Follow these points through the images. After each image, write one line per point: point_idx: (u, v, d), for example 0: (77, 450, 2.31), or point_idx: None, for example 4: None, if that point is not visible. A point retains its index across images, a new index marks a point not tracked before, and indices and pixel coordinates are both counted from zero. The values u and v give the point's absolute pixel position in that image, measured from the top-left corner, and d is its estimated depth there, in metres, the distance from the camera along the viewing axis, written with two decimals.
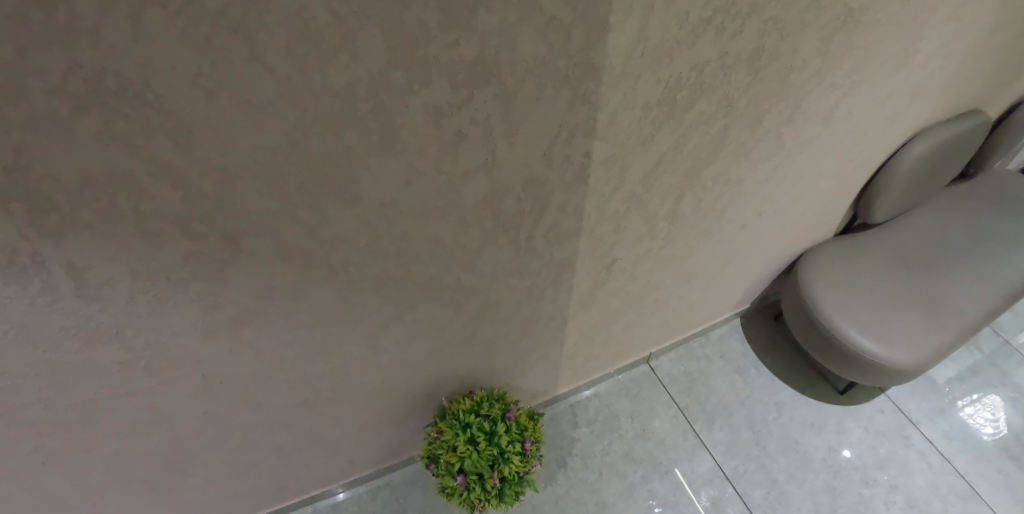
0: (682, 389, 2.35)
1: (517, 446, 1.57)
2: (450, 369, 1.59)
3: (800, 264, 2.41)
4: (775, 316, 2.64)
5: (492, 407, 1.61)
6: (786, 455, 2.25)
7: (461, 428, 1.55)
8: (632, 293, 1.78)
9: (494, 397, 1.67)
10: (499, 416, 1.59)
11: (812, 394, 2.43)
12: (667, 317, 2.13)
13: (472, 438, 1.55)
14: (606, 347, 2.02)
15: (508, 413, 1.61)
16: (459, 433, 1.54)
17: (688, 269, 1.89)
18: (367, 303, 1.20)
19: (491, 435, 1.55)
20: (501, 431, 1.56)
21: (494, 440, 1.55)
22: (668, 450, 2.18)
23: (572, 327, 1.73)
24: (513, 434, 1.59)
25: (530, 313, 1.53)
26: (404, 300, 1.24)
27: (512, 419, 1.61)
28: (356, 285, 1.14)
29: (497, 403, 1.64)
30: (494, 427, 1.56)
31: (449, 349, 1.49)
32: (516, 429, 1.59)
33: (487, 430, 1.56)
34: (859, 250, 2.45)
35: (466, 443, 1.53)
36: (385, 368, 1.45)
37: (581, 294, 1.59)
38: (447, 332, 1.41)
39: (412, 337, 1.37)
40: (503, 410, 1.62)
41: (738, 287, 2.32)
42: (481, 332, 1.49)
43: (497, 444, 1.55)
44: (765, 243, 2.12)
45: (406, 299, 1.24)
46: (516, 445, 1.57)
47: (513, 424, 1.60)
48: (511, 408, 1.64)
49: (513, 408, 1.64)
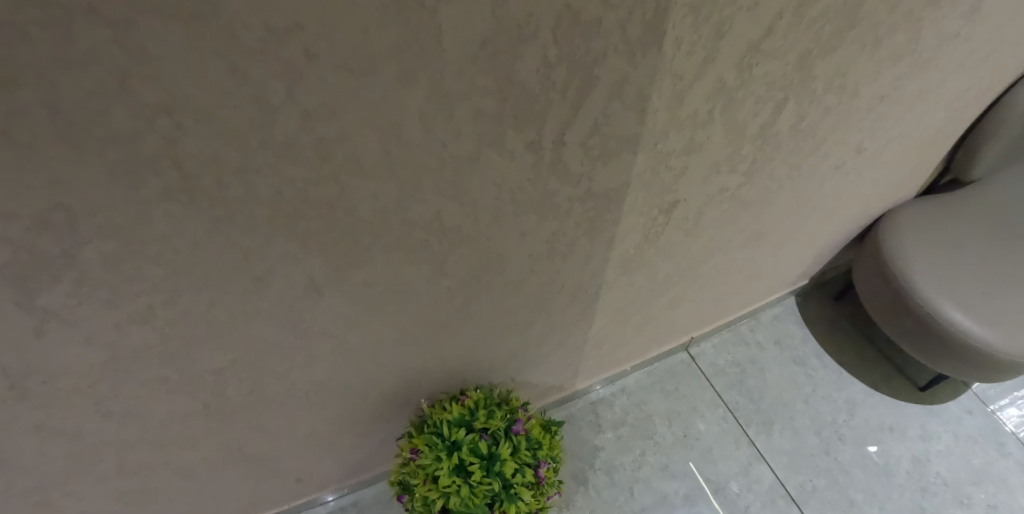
0: (732, 384, 1.78)
1: (527, 477, 1.03)
2: (426, 365, 1.05)
3: (880, 226, 1.86)
4: (835, 295, 2.10)
5: (492, 417, 1.06)
6: (863, 468, 1.72)
7: (445, 451, 1.01)
8: (689, 255, 1.25)
9: (494, 401, 1.12)
10: (502, 432, 1.04)
11: (887, 390, 1.90)
12: (716, 296, 1.59)
13: (461, 466, 1.00)
14: (644, 332, 1.49)
15: (515, 425, 1.07)
16: (442, 459, 1.00)
17: (761, 223, 1.35)
18: (267, 250, 0.67)
19: (489, 461, 1.01)
20: (505, 454, 1.01)
21: (495, 468, 1.00)
22: (717, 462, 1.62)
23: (605, 302, 1.20)
24: (522, 458, 1.04)
25: (549, 280, 0.99)
26: (335, 247, 0.70)
27: (521, 434, 1.06)
28: (237, 208, 0.61)
29: (498, 410, 1.09)
30: (494, 449, 1.02)
31: (422, 334, 0.95)
32: (526, 451, 1.05)
33: (484, 454, 1.01)
34: (957, 205, 1.87)
35: (452, 474, 0.99)
36: (323, 367, 0.91)
37: (625, 250, 1.06)
38: (418, 307, 0.88)
39: (357, 316, 0.83)
40: (507, 421, 1.07)
41: (804, 254, 1.77)
42: (475, 306, 0.95)
43: (499, 475, 1.00)
44: (852, 192, 1.57)
45: (340, 246, 0.70)
46: (527, 476, 1.03)
47: (522, 442, 1.05)
48: (519, 417, 1.09)
49: (522, 417, 1.09)
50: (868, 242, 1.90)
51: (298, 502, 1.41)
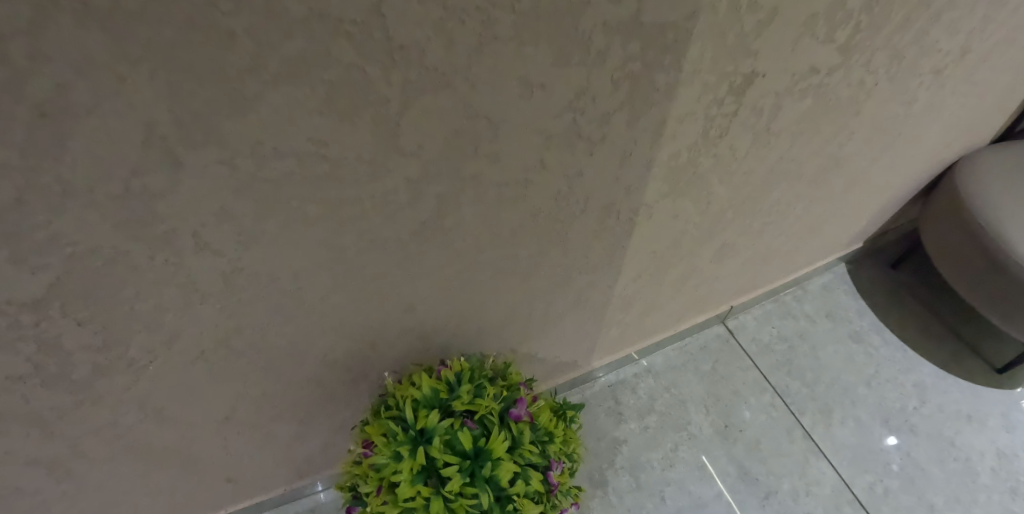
0: (780, 364, 1.44)
1: (532, 485, 0.70)
2: (382, 321, 0.72)
3: (964, 168, 1.45)
4: (892, 263, 1.74)
5: (479, 397, 0.73)
6: (942, 466, 1.38)
7: (409, 445, 0.68)
8: (753, 180, 0.91)
9: (483, 374, 0.79)
10: (494, 418, 0.71)
11: (962, 372, 1.55)
12: (766, 253, 1.24)
13: (432, 469, 0.68)
14: (679, 298, 1.14)
15: (513, 409, 0.74)
16: (405, 457, 0.67)
17: (839, 141, 1.01)
18: (35, 38, 0.35)
19: (474, 461, 0.68)
20: (498, 452, 0.68)
21: (482, 474, 0.67)
22: (767, 460, 1.29)
23: (643, 245, 0.86)
24: (524, 457, 0.71)
25: (565, 190, 0.65)
26: (179, 51, 0.38)
27: (522, 422, 0.73)
28: None
29: (489, 386, 0.76)
30: (482, 444, 0.69)
31: (365, 266, 0.61)
32: (530, 447, 0.72)
33: (467, 451, 0.68)
34: None
35: (419, 480, 0.66)
36: (212, 310, 0.59)
37: (675, 152, 0.71)
38: (354, 214, 0.54)
39: (247, 216, 0.50)
40: (502, 403, 0.74)
41: (871, 206, 1.43)
42: (449, 225, 0.61)
43: (488, 482, 0.67)
44: (943, 118, 1.22)
45: (181, 49, 0.38)
46: (531, 484, 0.70)
47: (523, 434, 0.72)
48: (519, 397, 0.76)
49: (524, 398, 0.76)
50: (938, 196, 1.51)
51: (286, 491, 1.12)
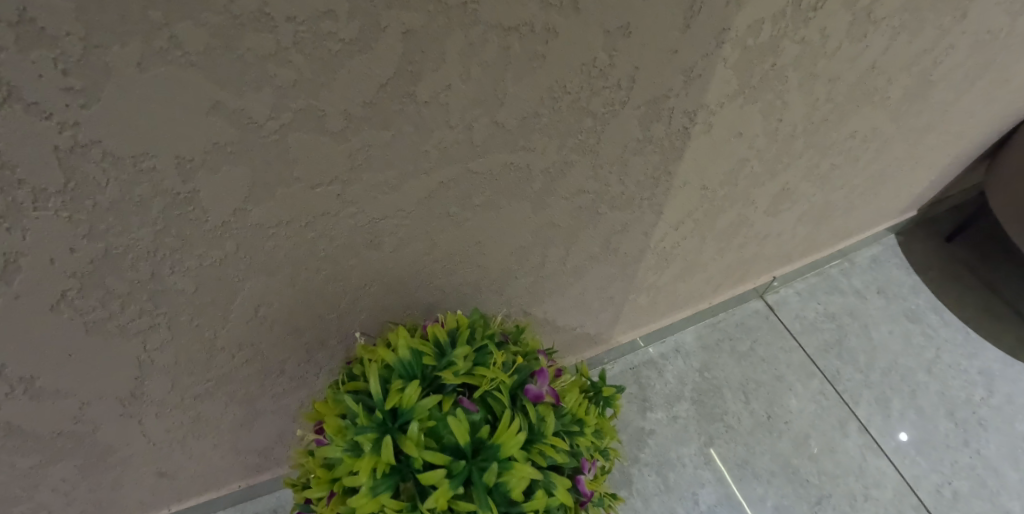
0: (830, 345, 1.22)
1: (558, 499, 0.48)
2: (332, 263, 0.50)
3: None
4: (946, 236, 1.42)
5: (481, 366, 0.52)
6: (1017, 467, 1.11)
7: (375, 435, 0.47)
8: (836, 96, 0.70)
9: (489, 335, 0.57)
10: (502, 398, 0.50)
11: None
12: (825, 208, 1.03)
13: (407, 471, 0.46)
14: (722, 258, 0.94)
15: (530, 386, 0.53)
16: (366, 453, 0.46)
17: (934, 55, 0.78)
18: None
19: (474, 461, 0.46)
20: (509, 450, 0.47)
21: (484, 481, 0.45)
22: (818, 457, 1.07)
23: (698, 170, 0.65)
24: (546, 456, 0.50)
25: (602, 60, 0.44)
26: None
27: (543, 404, 0.53)
28: None
29: (497, 353, 0.54)
30: (483, 436, 0.47)
31: (298, 160, 0.39)
32: (554, 442, 0.50)
33: (462, 446, 0.47)
34: None
35: (385, 487, 0.45)
36: (58, 222, 0.37)
37: (753, 23, 0.50)
38: (265, 55, 0.33)
39: (72, 40, 0.29)
40: (514, 376, 0.53)
41: (941, 163, 1.20)
42: (429, 97, 0.39)
43: (492, 493, 0.46)
44: None
45: None
46: (554, 496, 0.48)
47: (546, 422, 0.51)
48: (538, 370, 0.55)
49: (545, 371, 0.55)
50: (1016, 147, 1.21)
51: (246, 486, 0.89)
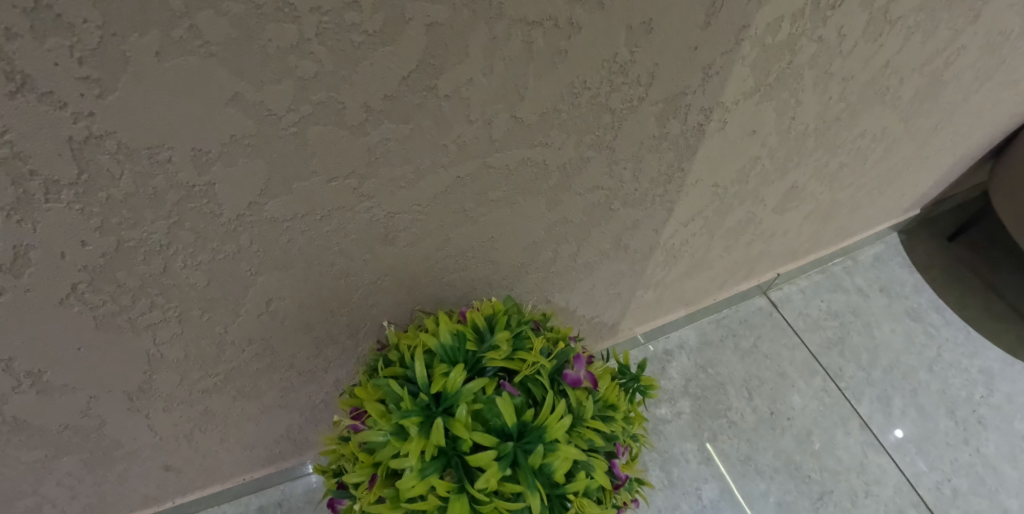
0: (833, 343, 1.22)
1: (597, 481, 0.48)
2: (345, 257, 0.49)
3: None
4: (948, 236, 1.42)
5: (521, 351, 0.51)
6: (1016, 464, 1.11)
7: (420, 417, 0.46)
8: (849, 96, 0.70)
9: (524, 322, 0.57)
10: (543, 382, 0.50)
11: None
12: (831, 207, 1.02)
13: (452, 454, 0.46)
14: (729, 255, 0.94)
15: (568, 370, 0.53)
16: (413, 436, 0.45)
17: (945, 57, 0.77)
18: None
19: (519, 443, 0.46)
20: (555, 433, 0.46)
21: (530, 463, 0.45)
22: (819, 454, 1.07)
23: (710, 167, 0.64)
24: (586, 439, 0.50)
25: (624, 56, 0.43)
26: None
27: (581, 389, 0.52)
28: None
29: (534, 339, 0.54)
30: (528, 418, 0.47)
31: (316, 153, 0.38)
32: (594, 425, 0.50)
33: (508, 428, 0.46)
34: None
35: (432, 470, 0.44)
36: (70, 214, 0.36)
37: (773, 21, 0.49)
38: (288, 47, 0.32)
39: (90, 28, 0.29)
40: (553, 361, 0.53)
41: (946, 164, 1.20)
42: (450, 91, 0.38)
43: (538, 475, 0.45)
44: None
45: None
46: (594, 479, 0.48)
47: (585, 406, 0.51)
48: (574, 355, 0.55)
49: (582, 356, 0.55)
50: (1021, 148, 1.20)
51: (251, 479, 0.88)
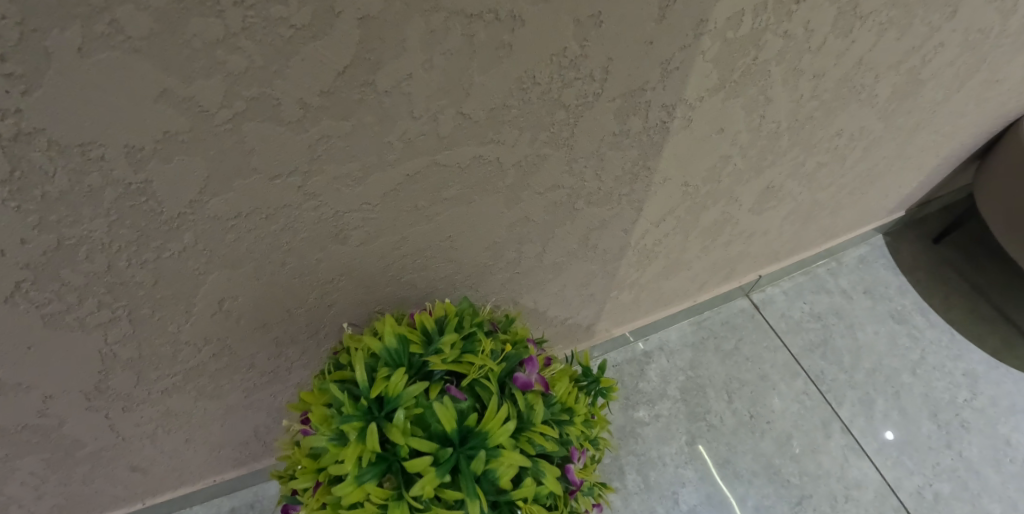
0: (815, 345, 1.21)
1: (546, 486, 0.47)
2: (295, 255, 0.48)
3: None
4: (934, 238, 1.42)
5: (469, 354, 0.51)
6: (998, 468, 1.11)
7: (360, 423, 0.45)
8: (824, 94, 0.68)
9: (478, 323, 0.56)
10: (490, 386, 0.49)
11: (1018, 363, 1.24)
12: (811, 207, 1.02)
13: (393, 459, 0.45)
14: (707, 256, 0.93)
15: (519, 374, 0.52)
16: (351, 442, 0.45)
17: (922, 54, 0.77)
18: None
19: (461, 448, 0.45)
20: (497, 438, 0.46)
21: (471, 469, 0.44)
22: (800, 458, 1.06)
23: (678, 168, 0.63)
24: (535, 444, 0.49)
25: (574, 52, 0.42)
26: None
27: (531, 392, 0.51)
28: None
29: (485, 340, 0.53)
30: (471, 423, 0.46)
31: (255, 149, 0.38)
32: (544, 429, 0.49)
33: (449, 434, 0.45)
34: None
35: (371, 476, 0.44)
36: (5, 213, 0.36)
37: (734, 15, 0.48)
38: (214, 41, 0.32)
39: (9, 24, 0.28)
40: (502, 364, 0.52)
41: (929, 165, 1.19)
42: (390, 87, 0.38)
43: (480, 481, 0.45)
44: None
45: None
46: (543, 485, 0.48)
47: (535, 410, 0.50)
48: (527, 358, 0.54)
49: (535, 359, 0.54)
50: (1005, 149, 1.20)
51: (223, 480, 0.87)
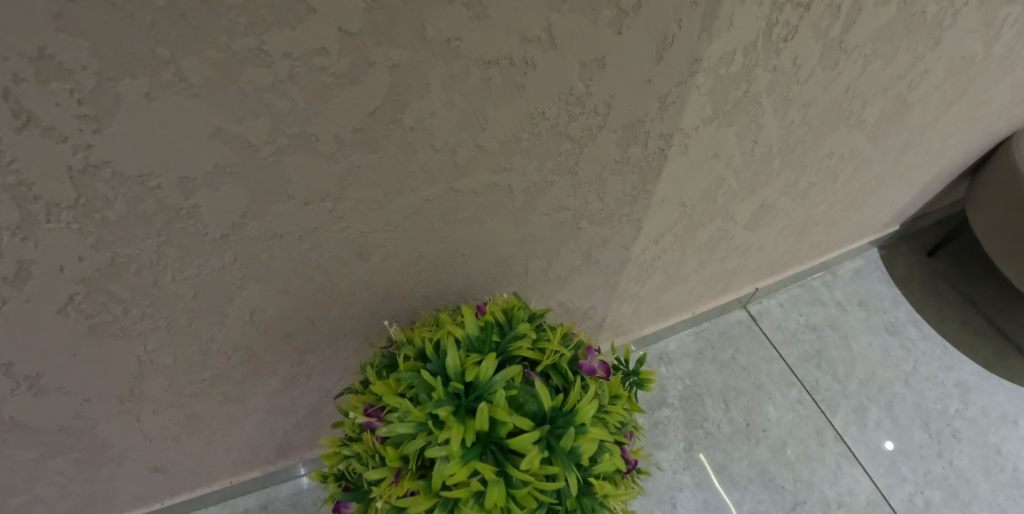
0: (810, 356, 1.25)
1: (616, 465, 0.52)
2: (322, 270, 0.52)
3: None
4: (928, 251, 1.46)
5: (542, 342, 0.56)
6: (988, 477, 1.14)
7: (453, 407, 0.49)
8: (812, 120, 0.73)
9: (534, 316, 0.61)
10: (564, 370, 0.55)
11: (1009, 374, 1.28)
12: (806, 223, 1.06)
13: (488, 441, 0.48)
14: (703, 270, 0.97)
15: (584, 361, 0.58)
16: (452, 423, 0.48)
17: (908, 80, 0.81)
18: None
19: (551, 428, 0.49)
20: (583, 417, 0.50)
21: (562, 445, 0.49)
22: (795, 463, 1.10)
23: (676, 189, 0.67)
24: (605, 424, 0.54)
25: (579, 90, 0.46)
26: None
27: (596, 377, 0.57)
28: None
29: (551, 333, 0.58)
30: (558, 404, 0.51)
31: (292, 179, 0.42)
32: (611, 411, 0.55)
33: (541, 413, 0.50)
34: None
35: (473, 456, 0.47)
36: (68, 233, 0.40)
37: (726, 53, 0.52)
38: (262, 87, 0.36)
39: (88, 75, 0.33)
40: (570, 352, 0.57)
41: (920, 182, 1.24)
42: (414, 123, 0.42)
43: (569, 457, 0.49)
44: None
45: None
46: (614, 462, 0.52)
47: (603, 392, 0.55)
48: (586, 347, 0.59)
49: (593, 348, 0.60)
50: (995, 167, 1.24)
51: (235, 483, 0.91)
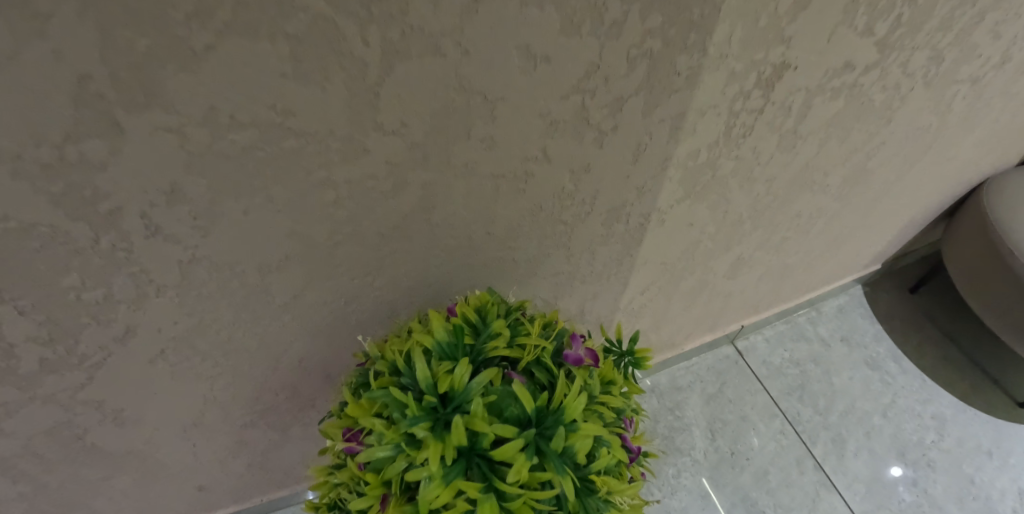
0: (792, 389, 1.34)
1: (615, 456, 0.58)
2: (360, 325, 0.64)
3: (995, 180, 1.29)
4: (909, 288, 1.56)
5: (519, 339, 0.61)
6: (960, 504, 1.23)
7: (428, 423, 0.53)
8: (777, 191, 0.84)
9: (511, 311, 0.65)
10: (547, 367, 0.59)
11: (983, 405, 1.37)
12: (784, 269, 1.17)
13: (472, 454, 0.53)
14: (689, 312, 1.08)
15: (570, 351, 0.63)
16: (430, 442, 0.51)
17: (866, 151, 0.92)
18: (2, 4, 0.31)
19: (539, 431, 0.54)
20: (571, 414, 0.55)
21: (552, 448, 0.54)
22: (775, 490, 1.19)
23: (659, 251, 0.79)
24: (596, 416, 0.59)
25: (571, 187, 0.58)
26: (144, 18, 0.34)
27: (583, 365, 0.63)
28: None
29: (526, 327, 0.63)
30: (540, 404, 0.55)
31: (343, 262, 0.54)
32: (603, 400, 0.61)
33: (526, 416, 0.55)
34: None
35: (455, 475, 0.51)
36: (170, 304, 0.52)
37: (694, 151, 0.63)
38: (327, 202, 0.48)
39: (203, 200, 0.44)
40: (552, 345, 0.62)
41: (894, 228, 1.34)
42: (440, 220, 0.54)
43: (562, 457, 0.54)
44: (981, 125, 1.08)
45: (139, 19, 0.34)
46: (610, 453, 0.58)
47: (592, 383, 0.61)
48: (571, 336, 0.65)
49: (577, 336, 0.65)
50: (964, 215, 1.34)
51: (265, 501, 1.02)
